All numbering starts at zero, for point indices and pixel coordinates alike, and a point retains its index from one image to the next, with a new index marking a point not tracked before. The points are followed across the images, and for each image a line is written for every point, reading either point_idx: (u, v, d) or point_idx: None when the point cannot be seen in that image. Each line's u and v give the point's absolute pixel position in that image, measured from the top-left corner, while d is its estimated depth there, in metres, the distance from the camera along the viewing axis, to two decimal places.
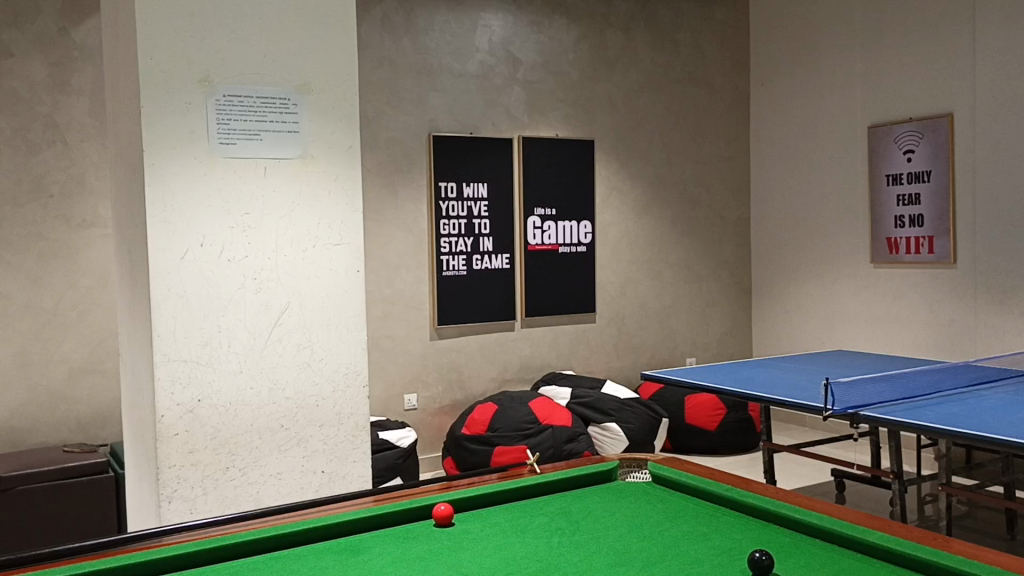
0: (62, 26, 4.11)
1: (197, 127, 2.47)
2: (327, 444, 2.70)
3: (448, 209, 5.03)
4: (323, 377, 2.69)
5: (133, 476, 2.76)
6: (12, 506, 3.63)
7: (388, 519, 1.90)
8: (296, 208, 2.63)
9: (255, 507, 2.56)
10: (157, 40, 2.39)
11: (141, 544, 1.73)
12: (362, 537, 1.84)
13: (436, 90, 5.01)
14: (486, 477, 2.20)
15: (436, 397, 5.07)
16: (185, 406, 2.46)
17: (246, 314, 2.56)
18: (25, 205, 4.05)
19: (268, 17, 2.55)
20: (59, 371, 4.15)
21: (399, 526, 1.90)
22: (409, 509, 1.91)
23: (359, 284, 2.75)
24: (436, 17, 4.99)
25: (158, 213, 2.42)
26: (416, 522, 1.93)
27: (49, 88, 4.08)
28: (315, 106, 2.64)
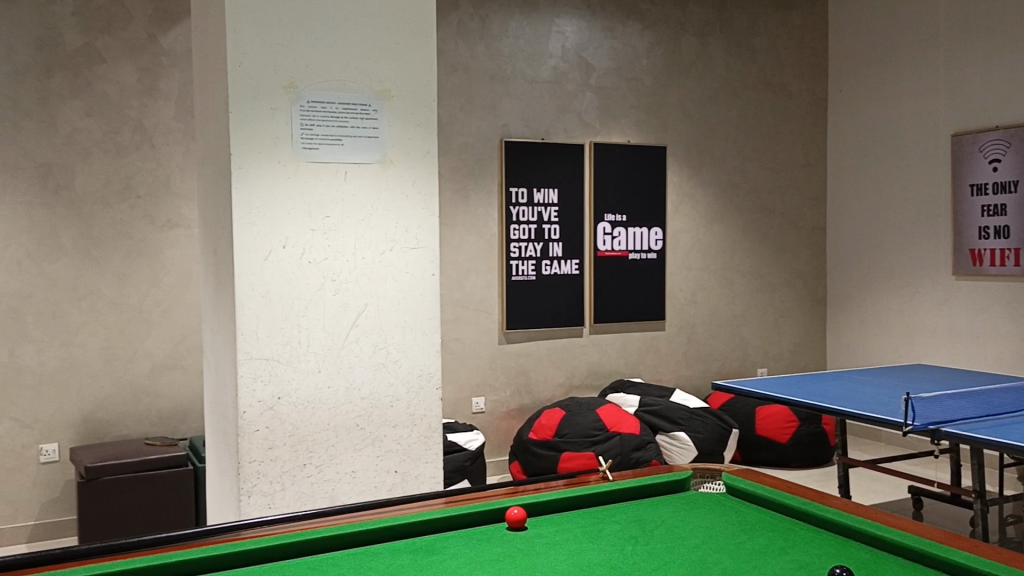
0: (152, 32, 4.26)
1: (282, 132, 2.53)
2: (400, 444, 2.74)
3: (519, 214, 5.06)
4: (398, 378, 2.73)
5: (214, 471, 2.84)
6: (97, 496, 3.78)
7: (461, 520, 1.92)
8: (375, 211, 2.68)
9: (330, 504, 2.61)
10: (246, 47, 2.46)
11: (225, 537, 1.78)
12: (436, 537, 1.86)
13: (509, 95, 5.04)
14: (553, 482, 2.19)
15: (503, 401, 5.09)
16: (266, 403, 2.53)
17: (325, 314, 2.61)
18: (113, 205, 4.21)
19: (353, 25, 2.61)
20: (143, 366, 4.30)
21: (472, 528, 1.91)
22: (481, 511, 1.93)
23: (434, 287, 2.78)
24: (510, 23, 5.03)
25: (244, 215, 2.49)
26: (488, 524, 1.94)
27: (138, 92, 4.24)
28: (395, 111, 2.69)
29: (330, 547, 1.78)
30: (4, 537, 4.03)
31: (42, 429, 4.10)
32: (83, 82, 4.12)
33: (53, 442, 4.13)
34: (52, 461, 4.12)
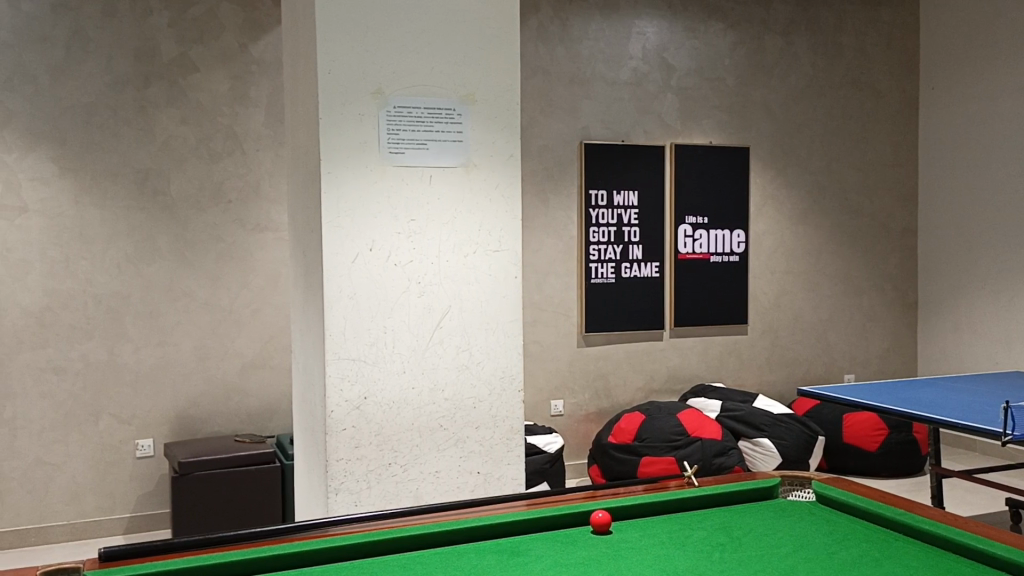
0: (242, 41, 4.39)
1: (369, 137, 2.58)
2: (483, 445, 2.76)
3: (598, 216, 5.04)
4: (480, 380, 2.75)
5: (302, 468, 2.91)
6: (191, 489, 3.92)
7: (546, 522, 1.92)
8: (459, 215, 2.71)
9: (414, 503, 2.65)
10: (335, 55, 2.52)
11: (314, 533, 1.83)
12: (521, 539, 1.86)
13: (589, 97, 5.03)
14: (631, 488, 2.17)
15: (582, 403, 5.08)
16: (353, 403, 2.58)
17: (410, 316, 2.65)
18: (206, 209, 4.36)
19: (439, 31, 2.64)
20: (233, 365, 4.44)
21: (555, 531, 1.92)
22: (564, 514, 1.93)
23: (516, 289, 2.80)
24: (590, 25, 5.02)
25: (332, 219, 2.54)
26: (571, 528, 1.94)
27: (230, 100, 4.38)
28: (479, 115, 2.71)
29: (415, 546, 1.80)
30: (104, 528, 4.21)
31: (139, 425, 4.27)
32: (178, 91, 4.28)
33: (148, 437, 4.29)
34: (147, 455, 4.29)
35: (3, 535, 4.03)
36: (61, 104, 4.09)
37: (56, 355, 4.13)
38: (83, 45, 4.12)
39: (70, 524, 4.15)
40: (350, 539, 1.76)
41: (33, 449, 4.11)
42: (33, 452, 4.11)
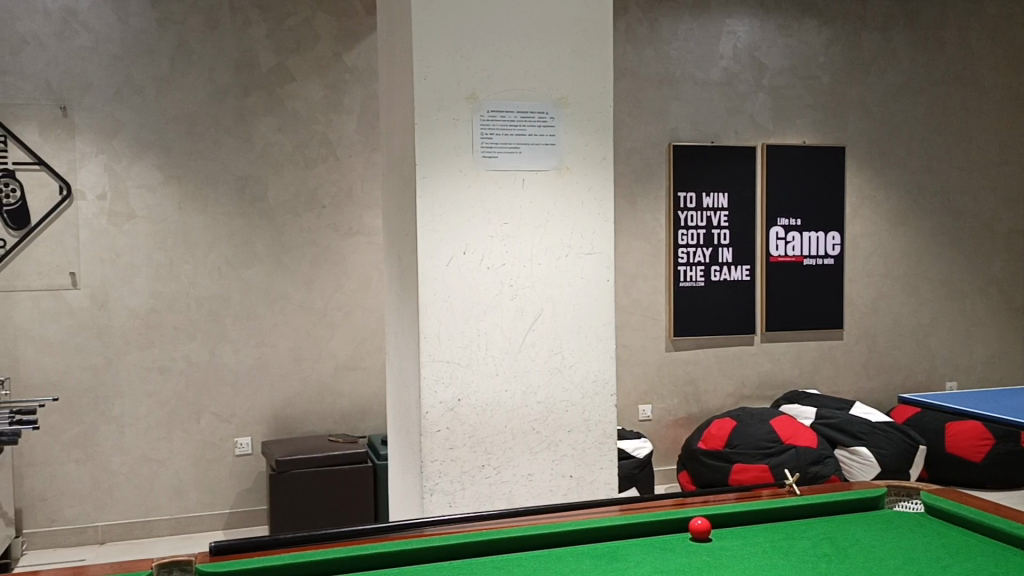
0: (336, 51, 4.50)
1: (463, 141, 2.61)
2: (575, 449, 2.75)
3: (687, 219, 4.98)
4: (573, 383, 2.74)
5: (397, 467, 2.96)
6: (287, 486, 4.02)
7: (642, 528, 1.90)
8: (551, 218, 2.71)
9: (508, 505, 2.66)
10: (431, 61, 2.55)
11: (410, 532, 1.86)
12: (618, 543, 1.85)
13: (679, 98, 4.97)
14: (723, 495, 2.13)
15: (671, 409, 5.02)
16: (447, 404, 2.61)
17: (503, 319, 2.67)
18: (302, 215, 4.48)
19: (532, 34, 2.65)
20: (327, 366, 4.54)
21: (652, 536, 1.90)
22: (661, 520, 1.90)
23: (609, 292, 2.78)
24: (680, 26, 4.96)
25: (427, 222, 2.58)
26: (669, 534, 1.91)
27: (324, 107, 4.49)
28: (571, 119, 2.71)
29: (515, 548, 1.81)
30: (205, 523, 4.36)
31: (238, 424, 4.41)
32: (276, 99, 4.41)
33: (247, 436, 4.43)
34: (246, 454, 4.43)
35: (112, 527, 4.22)
36: (166, 114, 4.26)
37: (161, 355, 4.30)
38: (187, 57, 4.28)
39: (173, 519, 4.31)
40: (448, 539, 1.78)
41: (140, 446, 4.29)
42: (139, 448, 4.28)
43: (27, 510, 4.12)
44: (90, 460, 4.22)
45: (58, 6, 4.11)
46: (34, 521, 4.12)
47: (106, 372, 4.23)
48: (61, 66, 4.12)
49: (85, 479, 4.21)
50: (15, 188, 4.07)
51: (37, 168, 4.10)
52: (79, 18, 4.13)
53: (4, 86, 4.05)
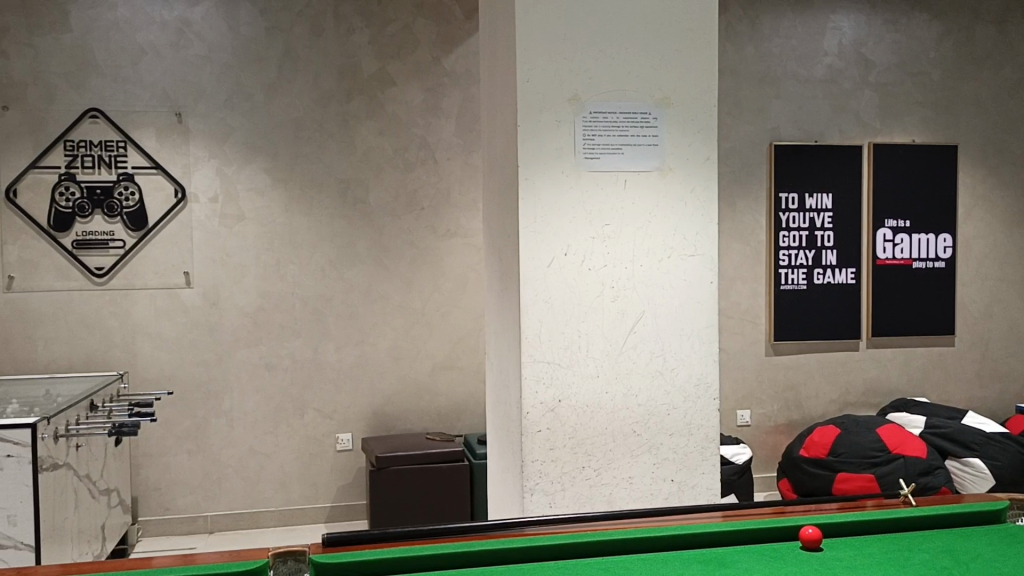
0: (436, 55, 4.57)
1: (566, 143, 2.61)
2: (677, 453, 2.72)
3: (789, 220, 4.86)
4: (675, 386, 2.71)
5: (496, 467, 2.99)
6: (388, 482, 4.10)
7: (748, 535, 1.86)
8: (653, 219, 2.68)
9: (609, 508, 2.65)
10: (534, 64, 2.57)
11: (513, 532, 1.87)
12: (725, 550, 1.81)
13: (780, 96, 4.86)
14: (825, 505, 2.07)
15: (771, 415, 4.91)
16: (548, 405, 2.62)
17: (604, 321, 2.66)
18: (402, 216, 4.57)
19: (634, 35, 2.63)
20: (425, 365, 4.62)
21: (758, 544, 1.86)
22: (769, 527, 1.86)
23: (712, 295, 2.73)
24: (782, 22, 4.85)
25: (529, 224, 2.60)
26: (777, 542, 1.87)
27: (423, 111, 4.57)
28: (675, 119, 2.68)
29: (621, 550, 1.80)
30: (307, 516, 4.49)
31: (339, 420, 4.53)
32: (377, 104, 4.51)
33: (348, 432, 4.54)
34: (347, 449, 4.54)
35: (221, 517, 4.39)
36: (273, 119, 4.41)
37: (267, 352, 4.45)
38: (293, 64, 4.42)
39: (278, 511, 4.46)
40: (552, 540, 1.78)
41: (247, 439, 4.45)
42: (247, 441, 4.44)
43: (143, 499, 4.32)
44: (201, 452, 4.40)
45: (174, 17, 4.30)
46: (149, 509, 4.32)
47: (216, 368, 4.40)
48: (176, 75, 4.31)
49: (196, 470, 4.39)
50: (134, 191, 4.28)
51: (154, 172, 4.30)
52: (193, 28, 4.32)
53: (124, 95, 4.26)
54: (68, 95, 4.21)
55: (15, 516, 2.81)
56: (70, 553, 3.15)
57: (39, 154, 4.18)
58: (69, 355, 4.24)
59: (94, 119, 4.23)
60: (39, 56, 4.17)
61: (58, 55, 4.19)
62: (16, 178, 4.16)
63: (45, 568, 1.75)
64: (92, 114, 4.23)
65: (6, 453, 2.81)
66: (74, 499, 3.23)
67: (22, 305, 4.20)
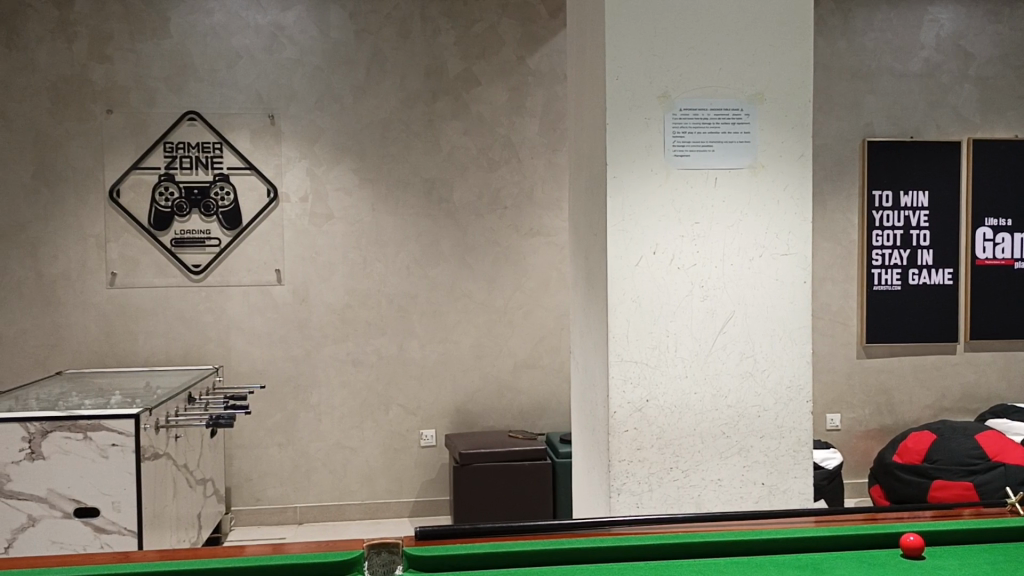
0: (520, 55, 4.59)
1: (655, 140, 2.59)
2: (767, 456, 2.66)
3: (882, 218, 4.71)
4: (766, 389, 2.66)
5: (582, 466, 2.99)
6: (470, 479, 4.14)
7: (843, 542, 1.81)
8: (744, 217, 2.63)
9: (696, 510, 2.62)
10: (623, 61, 2.56)
11: (599, 531, 1.87)
12: (820, 557, 1.76)
13: (874, 92, 4.72)
14: (918, 513, 2.00)
15: (862, 419, 4.78)
16: (635, 405, 2.60)
17: (693, 320, 2.62)
18: (485, 215, 4.60)
19: (726, 31, 2.59)
20: (507, 364, 4.64)
21: (853, 551, 1.80)
22: (865, 534, 1.80)
23: (806, 295, 2.66)
24: (876, 15, 4.70)
25: (617, 223, 2.59)
26: (874, 549, 1.81)
27: (507, 111, 4.59)
28: (768, 115, 2.62)
29: (713, 552, 1.78)
30: (392, 509, 4.56)
31: (423, 416, 4.59)
32: (462, 104, 4.56)
33: (431, 429, 4.60)
34: (430, 445, 4.60)
35: (309, 509, 4.50)
36: (362, 120, 4.50)
37: (354, 348, 4.54)
38: (381, 66, 4.50)
39: (363, 504, 4.55)
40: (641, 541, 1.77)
41: (334, 433, 4.55)
42: (334, 436, 4.54)
43: (235, 489, 4.46)
44: (291, 445, 4.52)
45: (268, 22, 4.43)
46: (241, 499, 4.46)
47: (305, 363, 4.51)
48: (270, 78, 4.44)
49: (286, 462, 4.51)
50: (229, 191, 4.42)
51: (248, 172, 4.43)
52: (286, 32, 4.44)
53: (220, 98, 4.41)
54: (167, 99, 4.38)
55: (119, 502, 2.94)
56: (169, 539, 3.28)
57: (140, 155, 4.35)
58: (167, 349, 4.41)
59: (192, 122, 4.39)
60: (141, 61, 4.35)
61: (159, 60, 4.36)
62: (119, 178, 4.34)
63: (148, 552, 1.81)
64: (190, 117, 4.38)
65: (111, 442, 2.94)
66: (172, 488, 3.35)
67: (124, 300, 4.38)
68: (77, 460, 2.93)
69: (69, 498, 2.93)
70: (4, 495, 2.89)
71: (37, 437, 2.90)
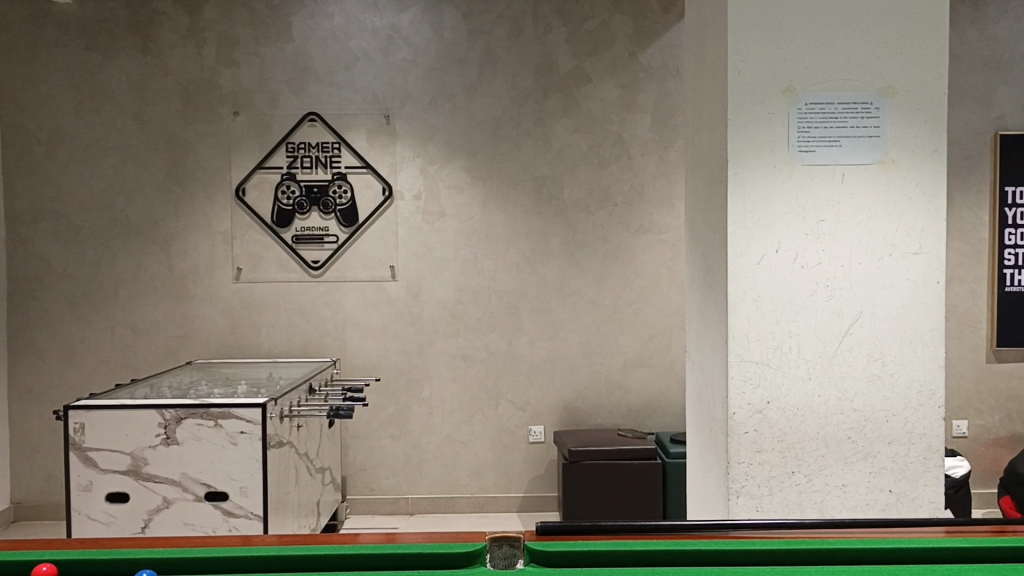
0: (632, 51, 4.56)
1: (778, 136, 2.53)
2: (895, 462, 2.56)
3: (1016, 216, 4.47)
4: (894, 393, 2.56)
5: (697, 466, 2.96)
6: (580, 476, 4.15)
7: (971, 553, 1.71)
8: (873, 214, 2.54)
9: (819, 516, 2.56)
10: (746, 56, 2.51)
11: (715, 533, 1.84)
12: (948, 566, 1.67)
13: (1007, 83, 4.47)
14: None
15: (991, 427, 4.55)
16: (755, 406, 2.56)
17: (817, 321, 2.55)
18: (595, 212, 4.59)
19: (855, 22, 2.50)
20: (616, 361, 4.62)
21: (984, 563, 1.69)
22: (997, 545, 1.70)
23: (939, 295, 2.54)
24: (1010, 3, 4.46)
25: (738, 220, 2.54)
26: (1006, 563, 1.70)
27: (619, 107, 4.57)
28: (899, 109, 2.52)
29: (859, 560, 1.72)
30: (501, 504, 4.61)
31: (532, 412, 4.63)
32: (573, 102, 4.56)
33: (540, 425, 4.62)
34: (539, 442, 4.62)
35: (420, 500, 4.60)
36: (474, 119, 4.55)
37: (465, 344, 4.61)
38: (493, 65, 4.55)
39: (473, 498, 4.61)
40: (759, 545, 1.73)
41: (445, 427, 4.63)
42: (445, 429, 4.63)
43: (351, 478, 4.60)
44: (403, 437, 4.62)
45: (384, 24, 4.54)
46: (356, 488, 4.60)
47: (417, 358, 4.61)
48: (386, 78, 4.54)
49: (398, 454, 4.62)
50: (346, 189, 4.55)
51: (364, 171, 4.55)
52: (401, 33, 4.54)
53: (338, 99, 4.54)
54: (289, 101, 4.54)
55: (246, 488, 3.07)
56: (292, 524, 3.41)
57: (264, 155, 4.53)
58: (288, 341, 4.58)
59: (312, 123, 4.54)
60: (265, 64, 4.52)
61: (282, 63, 4.53)
62: (244, 178, 4.53)
63: (266, 536, 1.85)
64: (310, 117, 4.54)
65: (240, 430, 3.07)
66: (294, 476, 3.48)
67: (248, 294, 4.57)
68: (208, 446, 3.07)
69: (200, 482, 3.07)
70: (141, 478, 3.05)
71: (171, 423, 3.06)
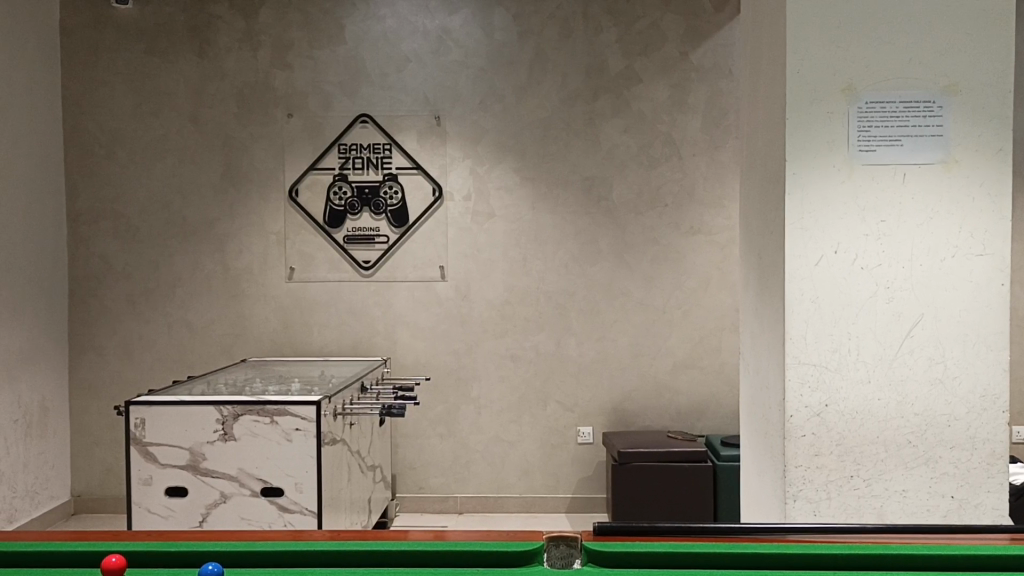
0: (683, 50, 4.53)
1: (838, 135, 2.50)
2: (957, 468, 2.51)
3: None
4: (957, 397, 2.51)
5: (752, 470, 2.93)
6: (629, 478, 4.13)
7: None
8: (935, 215, 2.49)
9: (878, 521, 2.52)
10: (805, 54, 2.48)
11: (775, 538, 1.81)
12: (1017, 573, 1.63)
13: None
14: None
15: None
16: (814, 409, 2.53)
17: (877, 323, 2.51)
18: (645, 213, 4.57)
19: (917, 19, 2.46)
20: (666, 363, 4.60)
21: None
22: None
23: (1003, 298, 2.48)
24: None
25: (796, 221, 2.52)
26: None
27: (669, 107, 4.54)
28: (963, 107, 2.47)
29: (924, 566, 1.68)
30: (549, 504, 4.62)
31: (580, 413, 4.62)
32: (623, 102, 4.55)
33: (588, 426, 4.62)
34: (588, 443, 4.62)
35: (469, 499, 4.62)
36: (524, 120, 4.56)
37: (514, 344, 4.62)
38: (543, 65, 4.55)
39: (521, 498, 4.62)
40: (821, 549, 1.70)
41: (494, 426, 4.64)
42: (493, 429, 4.64)
43: (400, 476, 4.64)
44: (452, 436, 4.65)
45: (436, 26, 4.57)
46: (406, 486, 4.64)
47: (466, 357, 4.63)
48: (436, 80, 4.58)
49: (447, 453, 4.65)
50: (397, 190, 4.59)
51: (414, 172, 4.59)
52: (452, 35, 4.57)
53: (390, 100, 4.59)
54: (342, 102, 4.60)
55: (301, 484, 3.12)
56: (344, 521, 3.45)
57: (317, 156, 4.59)
58: (338, 340, 4.63)
59: (364, 124, 4.59)
60: (318, 66, 4.58)
61: (335, 65, 4.58)
62: (298, 179, 4.60)
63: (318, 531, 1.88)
64: (362, 119, 4.59)
65: (295, 426, 3.12)
66: (347, 473, 3.52)
67: (300, 293, 4.63)
68: (265, 443, 3.12)
69: (257, 478, 3.12)
70: (200, 472, 3.11)
71: (229, 420, 3.11)
